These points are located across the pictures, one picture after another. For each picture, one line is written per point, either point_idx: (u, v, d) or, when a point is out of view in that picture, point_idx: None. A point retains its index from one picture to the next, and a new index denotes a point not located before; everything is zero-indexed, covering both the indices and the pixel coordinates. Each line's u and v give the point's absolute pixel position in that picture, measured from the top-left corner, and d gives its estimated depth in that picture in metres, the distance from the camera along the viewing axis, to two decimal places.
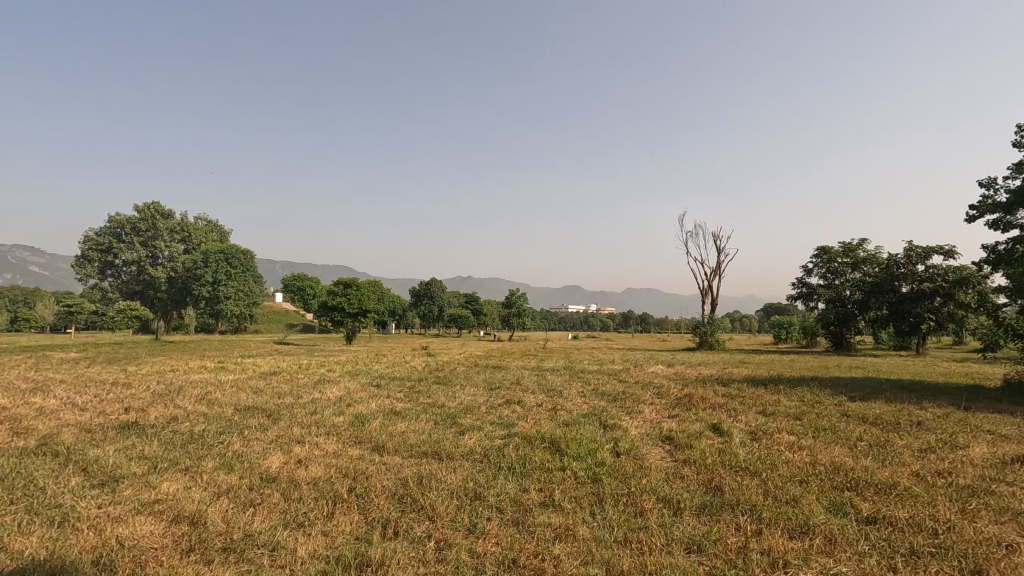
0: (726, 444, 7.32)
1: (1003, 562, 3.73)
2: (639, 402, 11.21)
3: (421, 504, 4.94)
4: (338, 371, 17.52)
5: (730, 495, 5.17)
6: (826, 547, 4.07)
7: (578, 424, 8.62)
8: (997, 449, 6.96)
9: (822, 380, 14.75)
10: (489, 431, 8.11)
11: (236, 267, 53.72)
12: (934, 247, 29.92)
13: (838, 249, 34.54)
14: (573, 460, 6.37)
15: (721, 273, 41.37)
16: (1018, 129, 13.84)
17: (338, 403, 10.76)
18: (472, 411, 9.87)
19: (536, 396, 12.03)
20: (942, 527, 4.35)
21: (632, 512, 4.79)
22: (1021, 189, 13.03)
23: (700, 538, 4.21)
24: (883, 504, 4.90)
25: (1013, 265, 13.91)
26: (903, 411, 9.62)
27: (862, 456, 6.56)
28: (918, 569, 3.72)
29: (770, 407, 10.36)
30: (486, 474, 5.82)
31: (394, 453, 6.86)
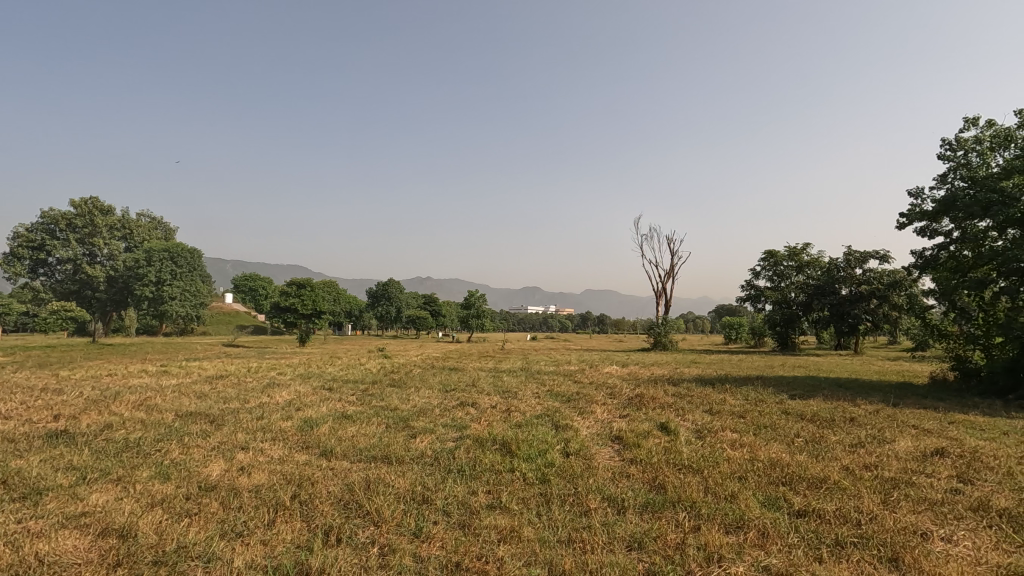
0: (672, 443, 7.52)
1: (917, 549, 3.98)
2: (592, 403, 11.36)
3: (367, 510, 4.86)
4: (288, 374, 17.04)
5: (672, 493, 5.31)
6: (759, 540, 4.24)
7: (531, 425, 8.67)
8: (920, 443, 7.42)
9: (767, 379, 15.34)
10: (441, 434, 8.06)
11: (182, 266, 51.51)
12: (871, 251, 31.60)
13: (784, 253, 35.85)
14: (523, 461, 6.41)
15: (675, 275, 42.47)
16: (943, 142, 14.78)
17: (287, 407, 10.46)
18: (425, 414, 9.79)
19: (490, 398, 12.03)
20: (865, 518, 4.60)
21: (577, 512, 4.85)
22: (946, 198, 13.88)
23: (641, 536, 4.31)
24: (813, 498, 5.13)
25: (938, 270, 14.84)
26: (838, 408, 10.12)
27: (798, 452, 6.87)
28: (842, 559, 3.92)
29: (716, 406, 10.70)
30: (434, 478, 5.78)
31: (342, 457, 6.73)
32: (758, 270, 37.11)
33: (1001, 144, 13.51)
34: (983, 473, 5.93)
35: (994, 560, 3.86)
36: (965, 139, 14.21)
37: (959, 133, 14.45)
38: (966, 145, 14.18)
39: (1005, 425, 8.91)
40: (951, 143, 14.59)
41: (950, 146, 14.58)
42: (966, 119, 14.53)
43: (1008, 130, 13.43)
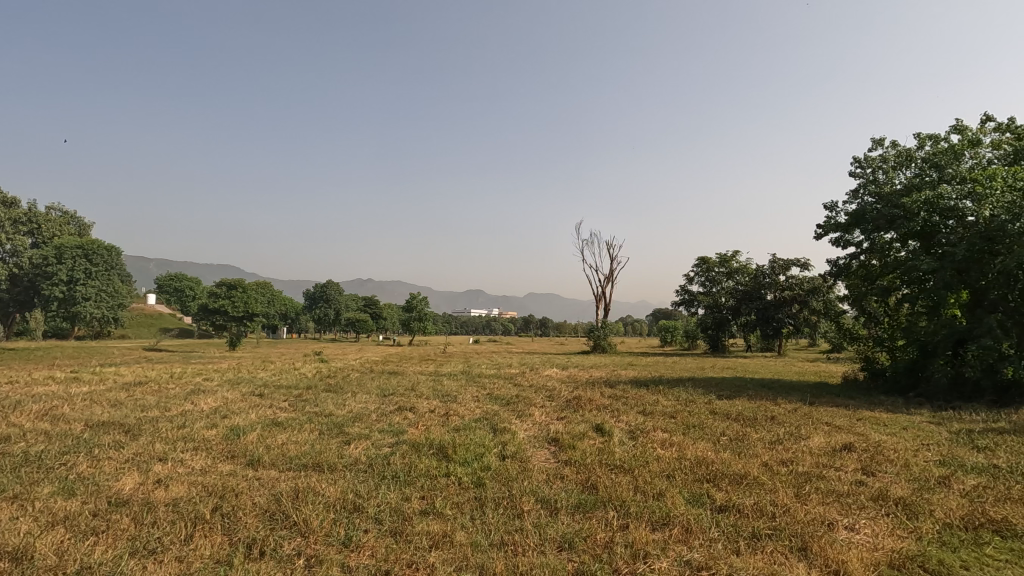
0: (606, 443, 7.73)
1: (824, 537, 4.28)
2: (530, 406, 11.46)
3: (294, 520, 4.69)
4: (216, 380, 16.19)
5: (603, 492, 5.44)
6: (682, 536, 4.41)
7: (468, 429, 8.65)
8: (831, 439, 7.96)
9: (697, 380, 16.01)
10: (377, 440, 7.91)
11: (97, 265, 47.98)
12: (793, 259, 33.64)
13: (715, 259, 37.52)
14: (459, 465, 6.39)
15: (614, 279, 43.66)
16: (855, 160, 15.99)
17: (212, 415, 9.91)
18: (361, 420, 9.56)
19: (429, 402, 11.91)
20: (779, 511, 4.89)
21: (511, 515, 4.88)
22: (857, 211, 15.01)
23: (572, 536, 4.38)
24: (734, 493, 5.40)
25: (851, 278, 16.02)
26: (760, 408, 10.71)
27: (723, 450, 7.22)
28: (756, 551, 4.15)
29: (649, 406, 11.08)
30: (366, 485, 5.65)
31: (270, 466, 6.46)
32: (692, 276, 38.60)
33: (903, 163, 14.78)
34: (883, 466, 6.45)
35: (889, 546, 4.19)
36: (873, 158, 15.45)
37: (867, 152, 15.69)
38: (874, 164, 15.41)
39: (905, 420, 9.71)
40: (861, 161, 15.80)
41: (860, 164, 15.79)
42: (873, 140, 15.81)
43: (909, 150, 14.70)
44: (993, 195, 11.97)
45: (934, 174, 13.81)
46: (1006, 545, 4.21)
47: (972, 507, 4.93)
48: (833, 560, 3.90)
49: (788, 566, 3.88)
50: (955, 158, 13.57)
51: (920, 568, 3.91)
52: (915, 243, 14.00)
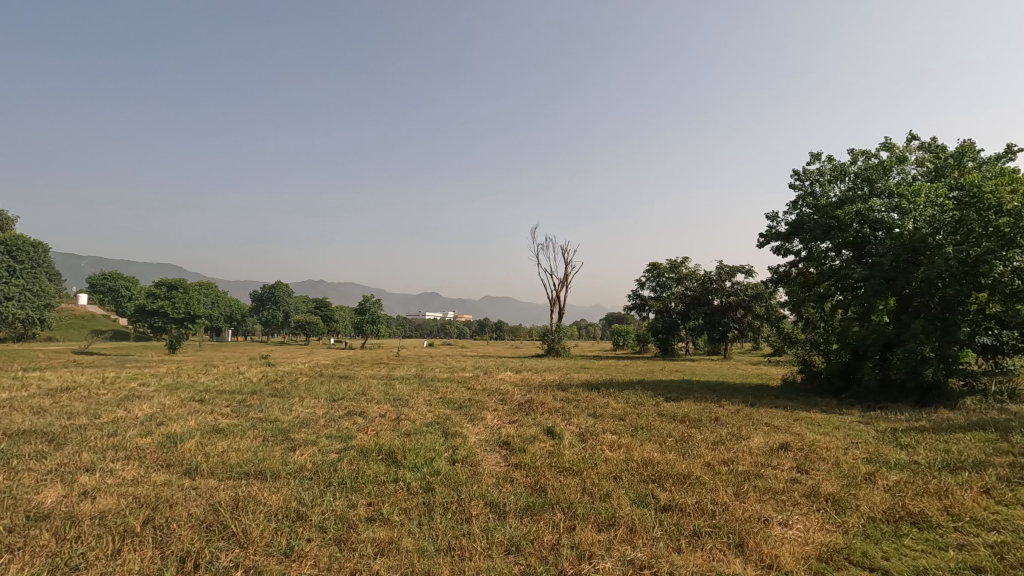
0: (556, 446, 7.81)
1: (759, 533, 4.46)
2: (483, 409, 11.45)
3: (232, 531, 4.50)
4: (153, 385, 15.38)
5: (552, 495, 5.50)
6: (626, 536, 4.51)
7: (419, 434, 8.55)
8: (770, 438, 8.34)
9: (647, 383, 16.38)
10: (324, 445, 7.71)
11: (21, 262, 44.85)
12: (739, 266, 34.99)
13: (666, 265, 38.26)
14: (408, 471, 6.31)
15: (568, 284, 44.22)
16: (795, 173, 16.78)
17: (147, 422, 9.40)
18: (308, 425, 9.29)
19: (380, 407, 11.70)
20: (719, 509, 5.07)
21: (459, 519, 4.86)
22: (796, 222, 15.77)
23: (519, 539, 4.40)
24: (677, 493, 5.56)
25: (790, 284, 16.79)
26: (705, 409, 11.07)
27: (668, 451, 7.42)
28: (697, 548, 4.28)
29: (600, 409, 11.25)
30: (311, 492, 5.49)
31: (209, 475, 6.19)
32: (643, 281, 39.46)
33: (838, 177, 15.62)
34: (817, 463, 6.79)
35: (819, 540, 4.41)
36: (811, 171, 16.27)
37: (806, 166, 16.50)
38: (812, 177, 16.22)
39: (838, 421, 10.26)
40: (800, 174, 16.59)
41: (799, 176, 16.58)
42: (811, 155, 16.64)
43: (843, 165, 15.56)
44: (917, 210, 12.80)
45: (865, 189, 14.66)
46: (923, 535, 4.51)
47: (894, 501, 5.25)
48: (767, 555, 4.08)
49: (725, 562, 4.02)
50: (885, 173, 14.45)
51: (847, 559, 4.14)
52: (849, 253, 14.82)
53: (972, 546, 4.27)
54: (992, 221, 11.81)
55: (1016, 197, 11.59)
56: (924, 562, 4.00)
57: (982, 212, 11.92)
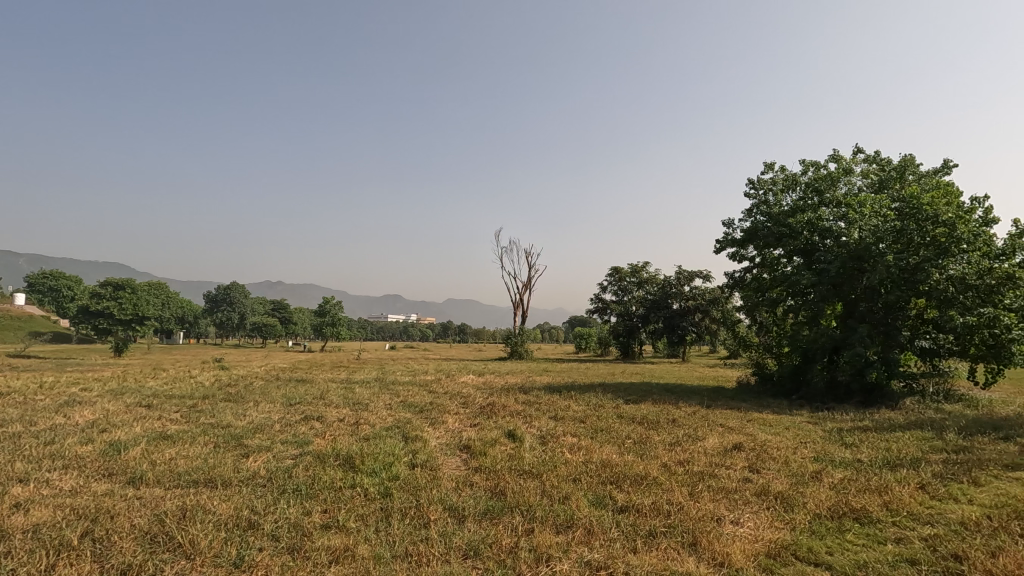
0: (517, 449, 7.82)
1: (712, 532, 4.58)
2: (444, 413, 11.36)
3: (178, 542, 4.32)
4: (96, 390, 14.62)
5: (511, 498, 5.50)
6: (584, 537, 4.56)
7: (378, 438, 8.42)
8: (724, 439, 8.58)
9: (608, 385, 16.58)
10: (279, 451, 7.50)
11: None
12: (697, 271, 35.91)
13: (627, 269, 38.79)
14: (366, 476, 6.19)
15: (532, 287, 44.49)
16: (750, 181, 17.35)
17: (88, 429, 8.93)
18: (262, 431, 9.02)
19: (338, 411, 11.45)
20: (674, 509, 5.18)
21: (417, 525, 4.80)
22: (751, 229, 16.30)
23: (478, 542, 4.39)
24: (635, 493, 5.66)
25: (745, 289, 17.33)
26: (663, 411, 11.30)
27: (626, 452, 7.55)
28: (652, 548, 4.36)
29: (561, 412, 11.33)
30: (264, 500, 5.33)
31: (155, 484, 5.93)
32: (605, 284, 39.98)
33: (789, 186, 16.22)
34: (767, 463, 7.03)
35: (766, 537, 4.57)
36: (764, 180, 16.85)
37: (760, 175, 17.07)
38: (765, 186, 16.80)
39: (788, 421, 10.64)
40: (754, 183, 17.15)
41: (753, 185, 17.14)
42: (765, 164, 17.23)
43: (795, 175, 16.18)
44: (863, 219, 13.43)
45: (815, 198, 15.28)
46: (864, 531, 4.72)
47: (838, 498, 5.48)
48: (718, 553, 4.19)
49: (679, 561, 4.11)
50: (833, 184, 15.09)
51: (794, 555, 4.29)
52: (799, 259, 15.41)
53: (908, 539, 4.50)
54: (930, 231, 12.52)
55: (951, 209, 12.32)
56: (865, 555, 4.19)
57: (920, 222, 12.60)
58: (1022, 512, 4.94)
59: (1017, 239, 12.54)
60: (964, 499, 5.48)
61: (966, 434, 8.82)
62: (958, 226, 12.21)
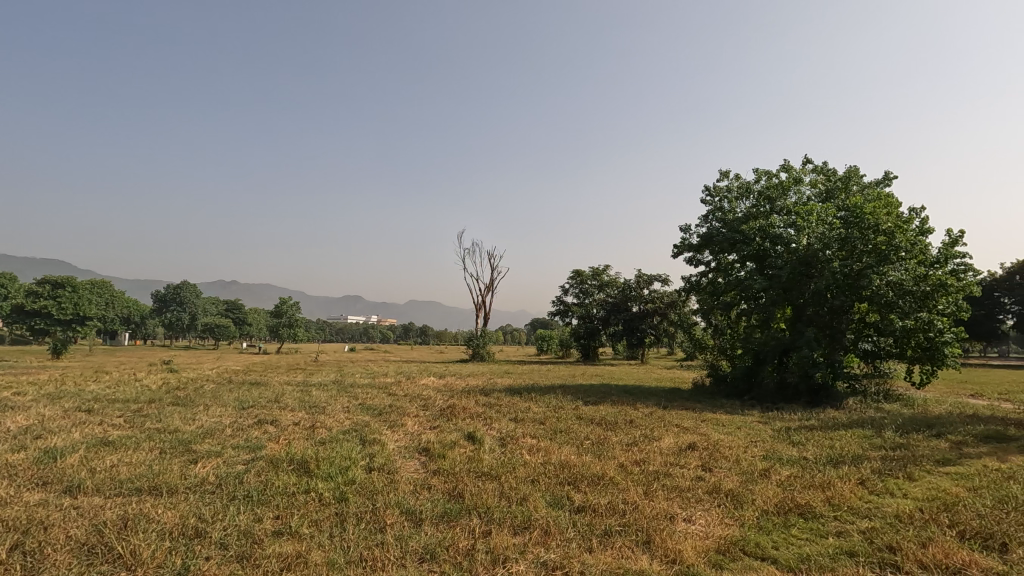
0: (476, 451, 7.80)
1: (665, 530, 4.69)
2: (404, 415, 11.21)
3: (118, 553, 4.12)
4: (30, 394, 13.78)
5: (469, 500, 5.49)
6: (541, 537, 4.58)
7: (335, 442, 8.25)
8: (679, 439, 8.79)
9: (568, 387, 16.71)
10: (230, 457, 7.24)
11: None
12: (656, 275, 36.68)
13: (588, 273, 39.24)
14: (321, 481, 6.05)
15: (494, 289, 44.51)
16: (706, 189, 17.87)
17: (21, 436, 8.40)
18: (212, 436, 8.69)
19: (293, 414, 11.14)
20: (629, 508, 5.27)
21: (373, 529, 4.73)
22: (706, 235, 16.79)
23: (435, 545, 4.35)
24: (591, 493, 5.73)
25: (700, 293, 17.82)
26: (622, 412, 11.47)
27: (584, 453, 7.64)
28: (607, 547, 4.43)
29: (521, 413, 11.36)
30: (212, 507, 5.14)
31: (94, 493, 5.63)
32: (567, 287, 40.34)
33: (743, 194, 16.78)
34: (719, 462, 7.25)
35: (717, 533, 4.70)
36: (720, 188, 17.39)
37: (716, 182, 17.59)
38: (720, 194, 17.34)
39: (740, 421, 10.99)
40: (710, 190, 17.66)
41: (709, 193, 17.65)
42: (721, 172, 17.78)
43: (748, 184, 16.75)
44: (810, 227, 14.02)
45: (767, 206, 15.88)
46: (808, 525, 4.92)
47: (784, 495, 5.69)
48: (671, 550, 4.29)
49: (633, 559, 4.18)
50: (783, 193, 15.72)
51: (742, 550, 4.43)
52: (752, 264, 15.95)
53: (848, 532, 4.71)
54: (872, 239, 13.17)
55: (890, 219, 13.01)
56: (808, 549, 4.36)
57: (863, 231, 13.26)
58: (950, 504, 5.26)
59: (950, 247, 13.36)
60: (899, 492, 5.80)
61: (903, 432, 9.33)
62: (897, 235, 12.92)
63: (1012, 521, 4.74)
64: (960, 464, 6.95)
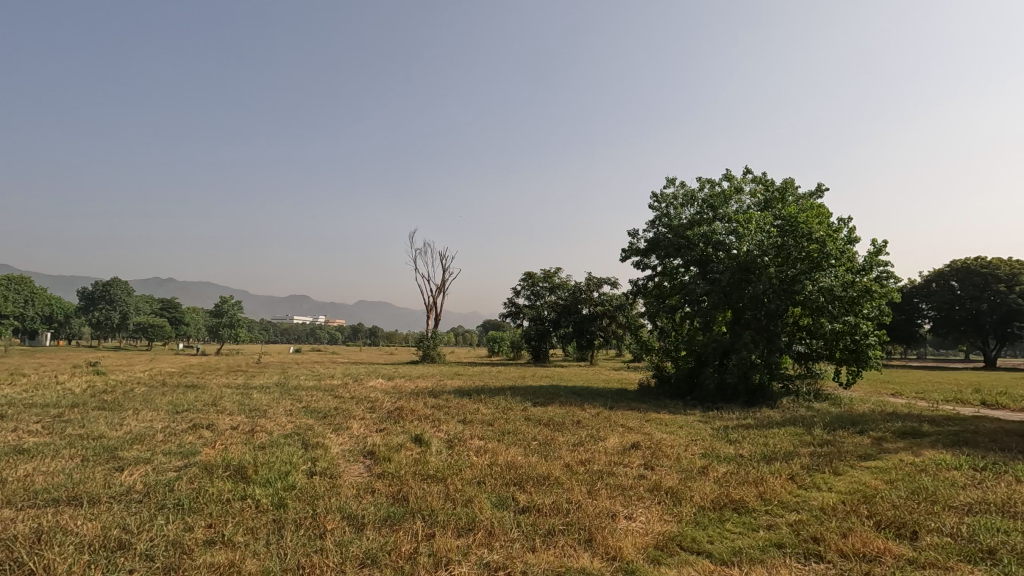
0: (423, 453, 7.72)
1: (607, 528, 4.78)
2: (349, 418, 10.95)
3: (29, 568, 3.83)
4: None
5: (413, 503, 5.42)
6: (485, 539, 4.58)
7: (275, 446, 7.97)
8: (623, 438, 8.99)
9: (517, 389, 16.78)
10: (160, 463, 6.87)
11: None
12: (605, 278, 37.41)
13: (540, 275, 39.48)
14: (259, 487, 5.83)
15: (445, 290, 44.25)
16: (653, 195, 18.36)
17: None
18: (141, 441, 8.21)
19: (232, 418, 10.67)
20: (572, 507, 5.35)
21: (312, 535, 4.59)
22: (653, 240, 17.24)
23: (376, 550, 4.27)
24: (537, 493, 5.78)
25: (647, 296, 18.29)
26: (569, 413, 11.64)
27: (531, 454, 7.70)
28: (549, 546, 4.48)
29: (470, 415, 11.33)
30: (139, 517, 4.87)
31: (4, 506, 5.21)
32: (519, 289, 40.51)
33: (688, 202, 17.36)
34: (661, 460, 7.47)
35: (656, 530, 4.83)
36: (666, 195, 17.91)
37: (663, 189, 18.10)
38: (667, 200, 17.85)
39: (682, 421, 11.35)
40: (657, 197, 18.16)
41: (656, 200, 18.14)
42: (667, 179, 18.31)
43: (693, 192, 17.34)
44: (750, 234, 14.64)
45: (710, 214, 16.50)
46: (740, 519, 5.14)
47: (720, 491, 5.92)
48: (611, 547, 4.38)
49: (575, 557, 4.25)
50: (725, 201, 16.40)
51: (679, 545, 4.58)
52: (695, 269, 16.52)
53: (777, 525, 4.95)
54: (806, 247, 13.91)
55: (822, 228, 13.76)
56: (740, 542, 4.56)
57: (798, 239, 13.97)
58: (869, 496, 5.62)
59: (875, 256, 14.28)
60: (825, 486, 6.15)
61: (830, 429, 9.91)
62: (828, 243, 13.71)
63: (922, 510, 5.10)
64: (879, 458, 7.45)
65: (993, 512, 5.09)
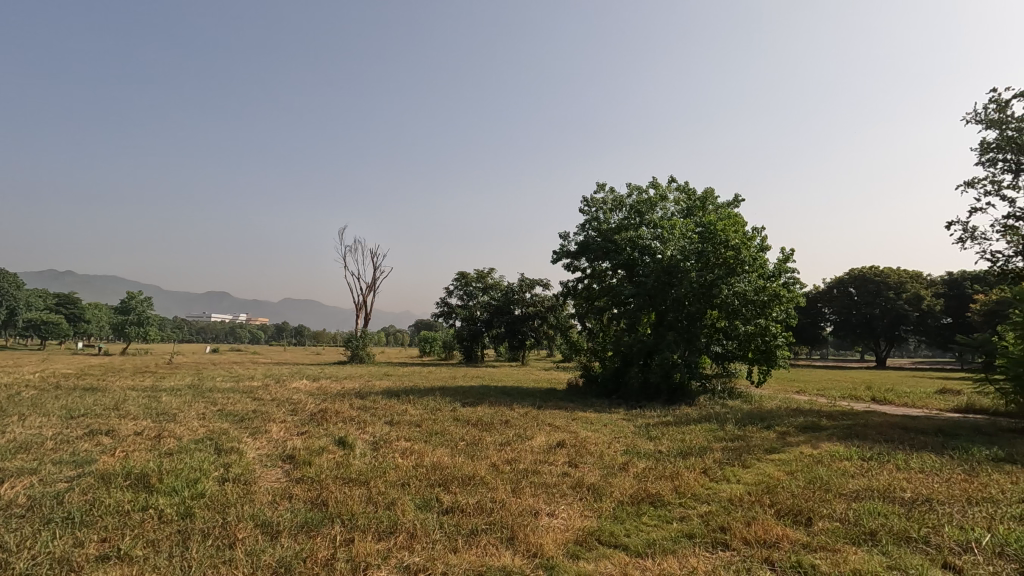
0: (346, 456, 7.49)
1: (529, 526, 4.85)
2: (268, 421, 10.43)
3: None
4: None
5: (333, 508, 5.25)
6: (406, 541, 4.52)
7: (184, 452, 7.46)
8: (549, 437, 9.15)
9: (447, 389, 16.65)
10: (49, 474, 6.25)
11: None
12: (537, 279, 37.96)
13: (473, 275, 39.45)
14: (163, 496, 5.45)
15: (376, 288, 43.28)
16: (584, 200, 18.83)
17: None
18: (27, 450, 7.44)
19: (136, 423, 9.87)
20: (495, 506, 5.38)
21: (221, 546, 4.34)
22: (583, 243, 17.66)
23: (290, 559, 4.09)
24: (461, 494, 5.77)
25: (576, 298, 18.71)
26: (498, 413, 11.70)
27: (458, 454, 7.68)
28: (471, 546, 4.48)
29: (397, 416, 11.09)
30: (18, 534, 4.41)
31: None
32: (452, 289, 40.33)
33: (617, 207, 17.95)
34: (584, 457, 7.67)
35: (577, 526, 4.95)
36: (596, 200, 18.42)
37: (593, 194, 18.58)
38: (596, 205, 18.35)
39: (607, 419, 11.70)
40: (588, 202, 18.62)
41: (587, 204, 18.59)
42: (598, 185, 18.83)
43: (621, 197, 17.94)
44: (674, 240, 15.36)
45: (637, 219, 17.14)
46: (655, 512, 5.37)
47: (638, 485, 6.17)
48: (533, 545, 4.45)
49: (496, 556, 4.27)
50: (651, 208, 17.10)
51: (598, 540, 4.72)
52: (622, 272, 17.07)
53: (689, 517, 5.21)
54: (723, 254, 14.77)
55: (737, 236, 14.68)
56: (654, 535, 4.75)
57: (716, 246, 14.81)
58: (771, 487, 6.04)
59: (783, 263, 15.38)
60: (733, 478, 6.55)
61: (741, 425, 10.56)
62: (742, 250, 14.63)
63: (816, 498, 5.55)
64: (782, 451, 8.03)
65: (876, 498, 5.60)
